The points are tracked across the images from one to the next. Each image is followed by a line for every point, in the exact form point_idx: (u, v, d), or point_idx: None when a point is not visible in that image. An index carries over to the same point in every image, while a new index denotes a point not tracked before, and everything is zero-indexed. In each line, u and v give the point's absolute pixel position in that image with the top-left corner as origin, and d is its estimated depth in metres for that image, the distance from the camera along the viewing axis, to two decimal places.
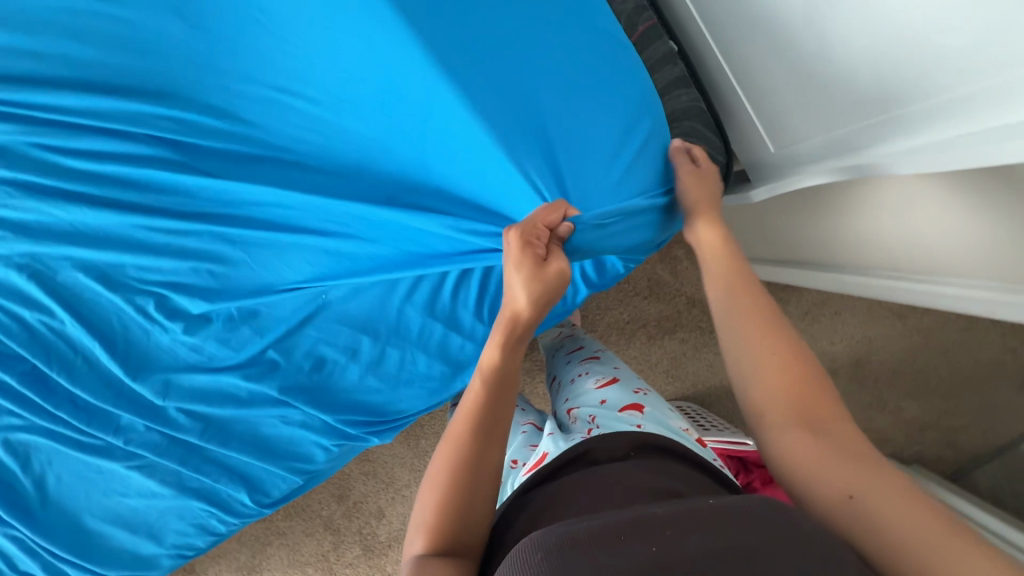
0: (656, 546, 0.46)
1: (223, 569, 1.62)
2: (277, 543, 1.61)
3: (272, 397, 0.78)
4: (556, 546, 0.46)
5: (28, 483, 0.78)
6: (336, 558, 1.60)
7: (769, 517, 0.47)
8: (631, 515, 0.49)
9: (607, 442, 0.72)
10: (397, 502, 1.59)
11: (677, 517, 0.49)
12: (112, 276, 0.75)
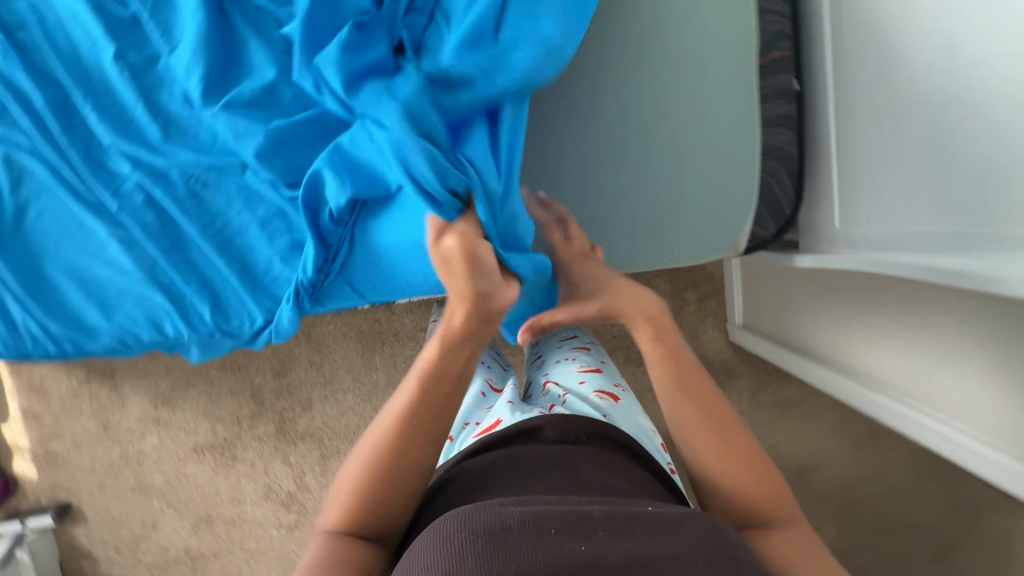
0: (586, 548, 0.55)
1: (139, 389, 1.61)
2: (200, 388, 1.60)
3: (278, 225, 0.76)
4: (485, 529, 0.56)
5: (9, 205, 0.76)
6: (248, 427, 1.61)
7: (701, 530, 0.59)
8: (569, 511, 0.58)
9: (562, 424, 0.76)
10: (327, 402, 1.58)
11: (613, 520, 0.58)
12: (170, 41, 0.73)
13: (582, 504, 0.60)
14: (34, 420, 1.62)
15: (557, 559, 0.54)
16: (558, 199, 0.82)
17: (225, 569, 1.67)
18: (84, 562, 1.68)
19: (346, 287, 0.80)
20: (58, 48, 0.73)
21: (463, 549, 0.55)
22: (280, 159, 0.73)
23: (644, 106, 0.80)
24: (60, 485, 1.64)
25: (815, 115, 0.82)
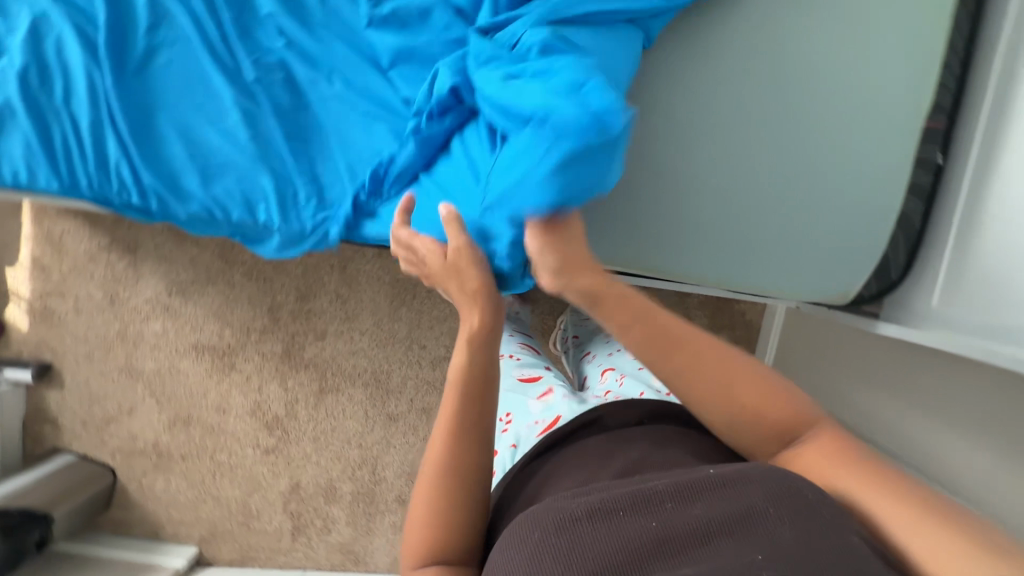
0: (659, 523, 0.59)
1: (157, 272, 1.56)
2: (218, 289, 1.56)
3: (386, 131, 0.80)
4: (553, 526, 0.60)
5: (142, 45, 0.78)
6: (256, 340, 1.57)
7: (776, 479, 0.60)
8: (632, 491, 0.61)
9: (618, 412, 0.89)
10: (341, 338, 1.56)
11: (680, 491, 0.61)
12: None
13: (646, 482, 0.63)
14: (40, 273, 1.56)
15: (632, 537, 0.58)
16: (705, 212, 0.80)
17: (188, 473, 1.63)
18: (48, 426, 1.63)
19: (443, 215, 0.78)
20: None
21: (539, 546, 0.59)
22: (412, 76, 0.79)
23: (814, 148, 0.79)
24: (46, 344, 1.58)
25: (945, 199, 0.87)
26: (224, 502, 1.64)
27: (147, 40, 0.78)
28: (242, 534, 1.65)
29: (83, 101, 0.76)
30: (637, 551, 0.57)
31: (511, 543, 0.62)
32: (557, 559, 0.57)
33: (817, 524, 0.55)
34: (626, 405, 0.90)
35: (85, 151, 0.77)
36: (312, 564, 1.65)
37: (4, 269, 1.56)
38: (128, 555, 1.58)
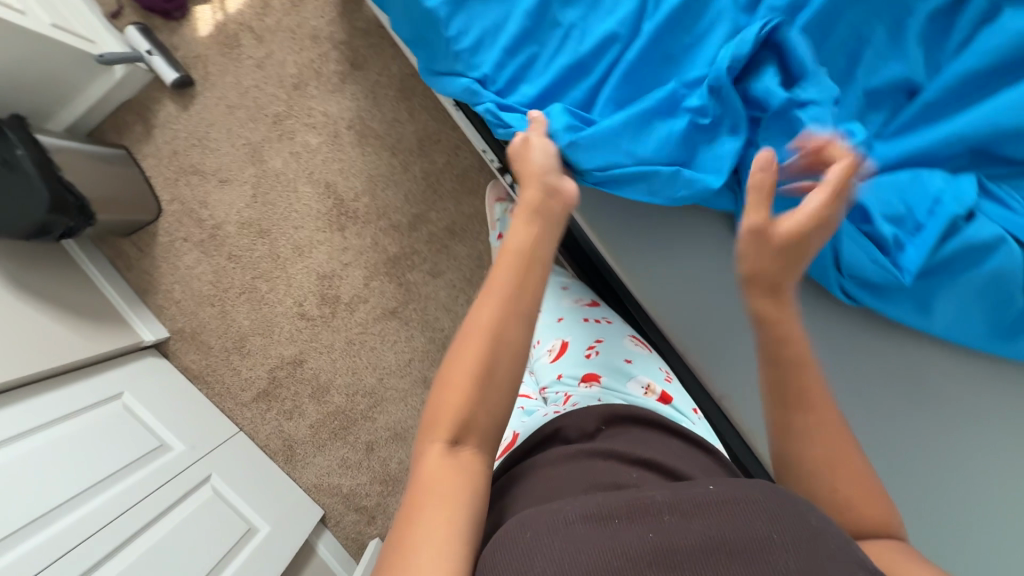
0: (657, 535, 0.48)
1: (356, 101, 1.43)
2: (393, 161, 1.45)
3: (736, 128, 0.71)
4: (542, 529, 0.49)
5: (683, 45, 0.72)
6: (380, 228, 1.48)
7: (790, 518, 0.49)
8: (631, 499, 0.52)
9: (579, 420, 0.78)
10: (448, 292, 1.49)
11: (682, 504, 0.51)
12: (896, 134, 0.70)
13: (646, 492, 0.54)
14: (262, 7, 1.40)
15: (630, 546, 0.47)
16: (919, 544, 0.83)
17: (221, 273, 1.51)
18: (138, 127, 1.46)
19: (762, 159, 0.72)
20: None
21: (527, 544, 0.48)
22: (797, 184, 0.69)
23: None
24: (209, 64, 1.43)
25: None
26: (227, 321, 1.53)
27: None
28: (218, 357, 1.54)
29: (574, 18, 0.74)
30: (626, 560, 0.46)
31: (507, 542, 0.49)
32: (544, 559, 0.46)
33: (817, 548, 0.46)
34: (580, 410, 0.80)
35: (537, 55, 0.75)
36: (250, 430, 1.57)
37: None
38: (111, 297, 1.44)
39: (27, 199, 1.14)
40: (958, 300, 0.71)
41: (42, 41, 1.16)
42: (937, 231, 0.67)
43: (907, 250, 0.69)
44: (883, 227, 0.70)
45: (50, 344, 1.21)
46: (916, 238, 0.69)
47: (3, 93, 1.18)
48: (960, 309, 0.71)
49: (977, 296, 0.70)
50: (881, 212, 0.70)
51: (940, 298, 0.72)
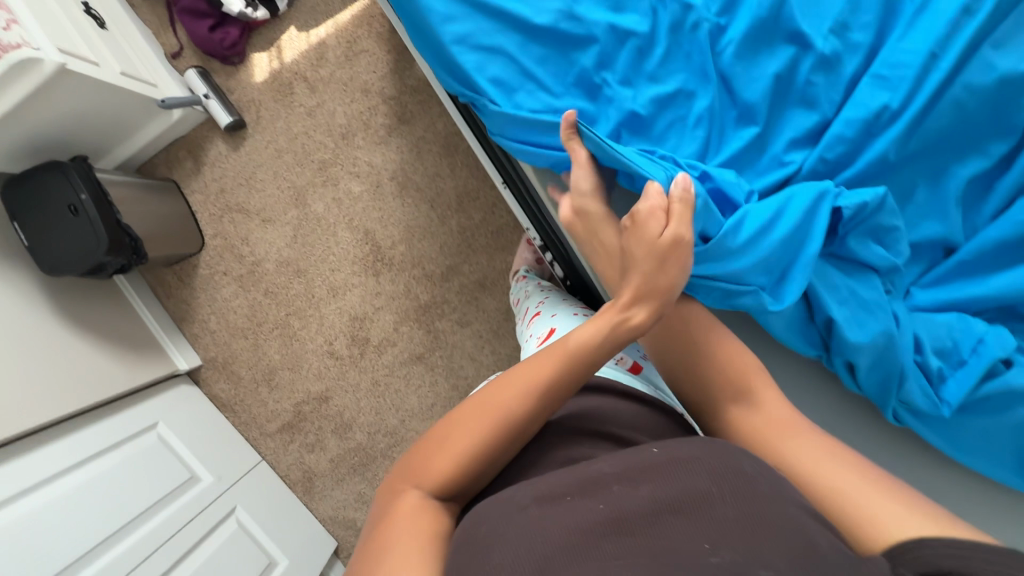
0: (606, 504, 0.54)
1: (401, 155, 1.48)
2: (431, 214, 1.50)
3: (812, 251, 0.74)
4: (499, 516, 0.55)
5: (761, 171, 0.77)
6: (413, 276, 1.52)
7: (726, 472, 0.54)
8: (582, 477, 0.58)
9: None
10: (475, 342, 1.54)
11: (628, 472, 0.57)
12: (937, 277, 0.75)
13: (595, 468, 0.59)
14: (317, 59, 1.46)
15: (582, 515, 0.53)
16: None
17: (256, 307, 1.56)
18: (188, 164, 1.51)
19: (835, 271, 0.75)
20: (840, 19, 0.73)
21: (491, 531, 0.53)
22: (857, 314, 0.73)
23: None
24: (262, 109, 1.48)
25: None
26: (259, 354, 1.58)
27: (696, 91, 0.78)
28: (247, 388, 1.59)
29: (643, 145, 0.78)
30: (582, 533, 0.51)
31: (478, 527, 0.54)
32: (506, 549, 0.51)
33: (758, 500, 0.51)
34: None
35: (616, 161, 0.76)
36: (272, 459, 1.62)
37: (289, 26, 1.45)
38: (151, 324, 1.50)
39: (86, 240, 1.19)
40: (988, 435, 0.75)
41: (113, 89, 1.21)
42: (979, 371, 0.71)
43: (950, 384, 0.73)
44: (932, 361, 0.73)
45: (96, 377, 1.28)
46: (957, 374, 0.73)
47: (73, 140, 1.26)
48: (990, 443, 0.75)
49: (1005, 434, 0.74)
50: (930, 346, 0.73)
51: (972, 431, 0.75)
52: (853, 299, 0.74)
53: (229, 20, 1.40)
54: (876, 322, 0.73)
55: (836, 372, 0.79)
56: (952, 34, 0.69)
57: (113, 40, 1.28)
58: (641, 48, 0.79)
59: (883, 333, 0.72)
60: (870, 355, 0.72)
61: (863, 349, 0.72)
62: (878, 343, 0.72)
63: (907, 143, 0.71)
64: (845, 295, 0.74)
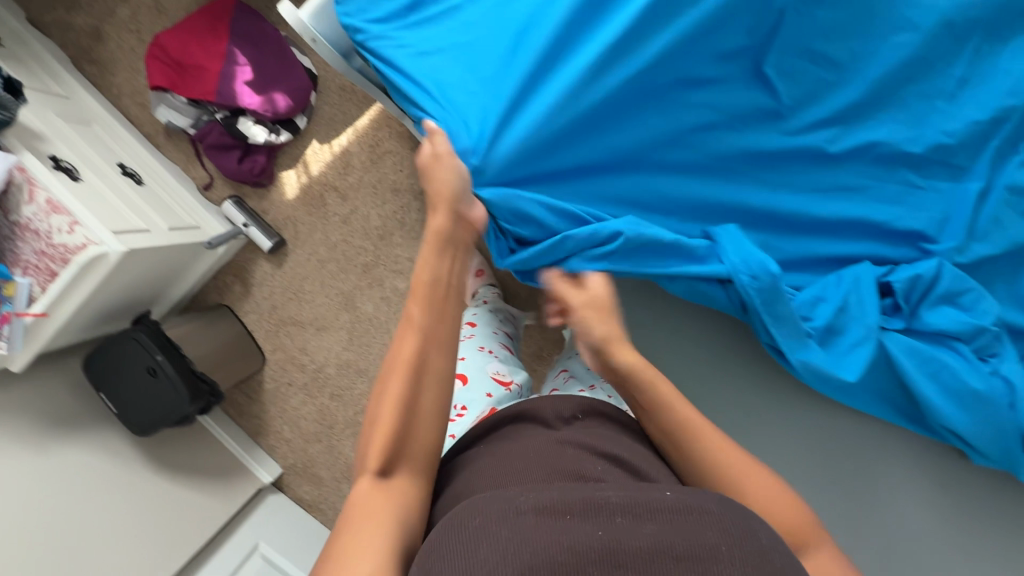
0: (606, 532, 0.47)
1: None
2: None
3: (889, 331, 0.72)
4: (492, 516, 0.49)
5: (836, 252, 0.73)
6: None
7: (740, 531, 0.48)
8: (588, 495, 0.51)
9: (556, 401, 0.72)
10: None
11: (634, 506, 0.50)
12: None
13: (600, 488, 0.52)
14: (342, 168, 1.47)
15: (576, 540, 0.46)
16: None
17: (325, 412, 1.60)
18: (237, 287, 1.55)
19: (924, 348, 0.71)
20: (890, 121, 0.70)
21: (478, 533, 0.48)
22: (965, 393, 0.70)
23: None
24: (297, 224, 1.51)
25: None
26: (335, 454, 1.61)
27: (742, 201, 0.72)
28: (330, 487, 1.61)
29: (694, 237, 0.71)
30: (574, 557, 0.45)
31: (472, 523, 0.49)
32: (491, 550, 0.46)
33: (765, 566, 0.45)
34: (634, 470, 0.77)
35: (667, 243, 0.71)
36: None
37: (311, 139, 1.46)
38: (232, 449, 1.55)
39: (169, 397, 1.24)
40: None
41: (169, 248, 1.26)
42: None
43: None
44: None
45: (195, 516, 1.36)
46: None
47: (131, 299, 1.29)
48: None
49: None
50: None
51: None
52: (961, 375, 0.70)
53: (254, 147, 1.42)
54: (989, 393, 0.69)
55: (951, 443, 0.74)
56: (972, 142, 0.70)
57: (153, 195, 1.32)
58: (679, 143, 0.71)
59: (994, 401, 0.69)
60: (979, 425, 0.70)
61: (977, 422, 0.70)
62: (983, 413, 0.70)
63: (980, 243, 0.71)
64: (946, 371, 0.70)
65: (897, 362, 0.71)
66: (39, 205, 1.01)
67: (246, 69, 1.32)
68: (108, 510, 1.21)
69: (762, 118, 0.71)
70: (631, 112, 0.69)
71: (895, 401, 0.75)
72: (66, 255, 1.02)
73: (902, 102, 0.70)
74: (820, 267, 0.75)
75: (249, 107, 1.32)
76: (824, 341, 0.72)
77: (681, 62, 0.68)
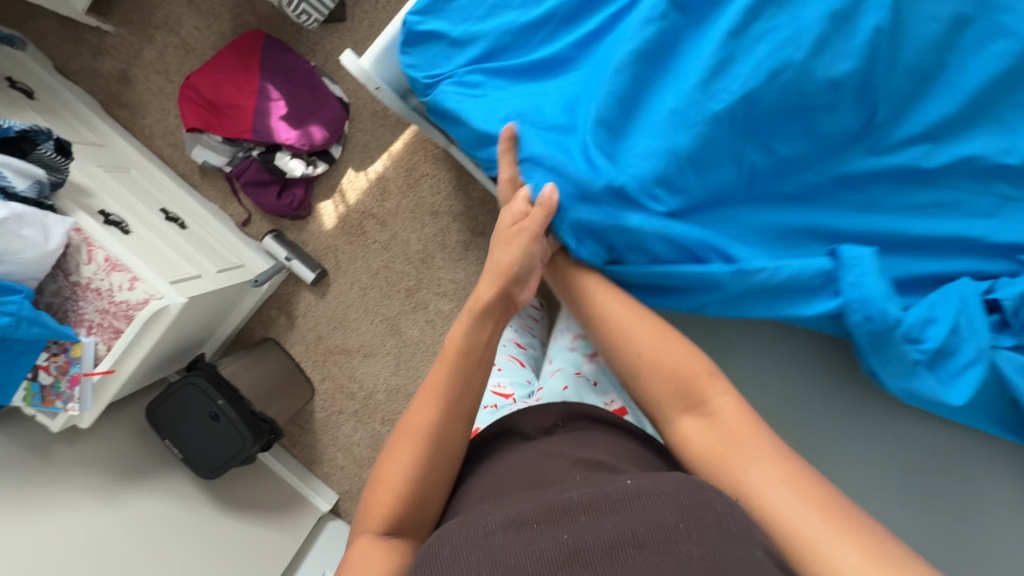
0: (570, 535, 0.49)
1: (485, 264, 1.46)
2: None
3: (998, 348, 0.70)
4: (463, 541, 0.51)
5: (936, 271, 0.72)
6: None
7: (697, 506, 0.49)
8: (554, 499, 0.52)
9: (536, 415, 0.76)
10: None
11: (595, 501, 0.51)
12: None
13: (563, 492, 0.54)
14: (380, 194, 1.46)
15: (543, 549, 0.48)
16: None
17: (377, 437, 1.58)
18: (282, 320, 1.55)
19: None
20: (986, 133, 0.69)
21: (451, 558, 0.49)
22: None
23: None
24: (337, 253, 1.50)
25: None
26: None
27: (835, 223, 0.72)
28: None
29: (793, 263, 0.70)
30: (543, 564, 0.47)
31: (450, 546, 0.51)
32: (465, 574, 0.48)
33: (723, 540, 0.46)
34: None
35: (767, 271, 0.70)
36: None
37: (346, 168, 1.45)
38: (287, 478, 1.57)
39: (233, 440, 1.24)
40: None
41: (220, 291, 1.26)
42: None
43: None
44: None
45: (264, 547, 1.37)
46: None
47: (185, 342, 1.29)
48: None
49: None
50: None
51: None
52: None
53: (291, 181, 1.41)
54: None
55: None
56: None
57: (197, 237, 1.31)
58: (768, 169, 0.71)
59: None
60: None
61: None
62: None
63: None
64: None
65: (1009, 381, 0.69)
66: (98, 264, 1.01)
67: (279, 103, 1.31)
68: (190, 540, 1.23)
69: (856, 140, 0.70)
70: (724, 146, 0.69)
71: (998, 416, 0.74)
72: (129, 312, 1.02)
73: (996, 112, 0.69)
74: (921, 287, 0.73)
75: (285, 142, 1.31)
76: (934, 364, 0.70)
77: (776, 96, 0.67)
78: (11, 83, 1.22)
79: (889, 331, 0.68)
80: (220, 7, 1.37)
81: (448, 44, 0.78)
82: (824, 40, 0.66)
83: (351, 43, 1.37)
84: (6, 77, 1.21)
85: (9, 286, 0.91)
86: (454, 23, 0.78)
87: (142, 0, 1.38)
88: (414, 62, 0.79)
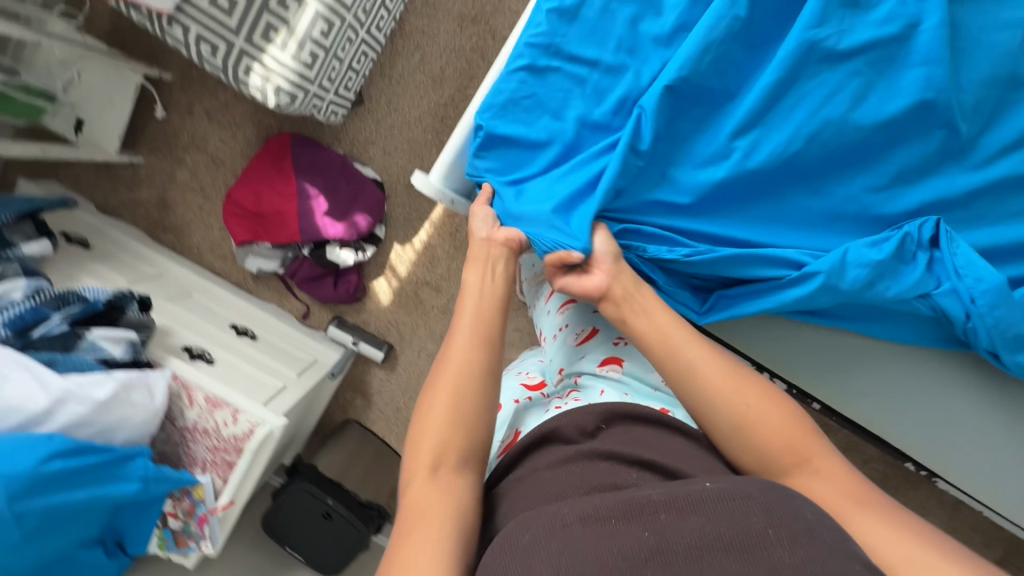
0: (652, 533, 0.47)
1: None
2: None
3: None
4: (543, 533, 0.49)
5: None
6: None
7: (783, 504, 0.47)
8: (627, 497, 0.51)
9: (575, 418, 0.71)
10: None
11: (675, 501, 0.50)
12: None
13: (639, 490, 0.52)
14: (429, 263, 1.46)
15: (624, 546, 0.47)
16: None
17: None
18: (359, 400, 1.58)
19: None
20: None
21: (528, 552, 0.48)
22: None
23: None
24: (398, 327, 1.51)
25: None
26: None
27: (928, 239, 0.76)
28: None
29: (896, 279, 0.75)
30: (626, 561, 0.46)
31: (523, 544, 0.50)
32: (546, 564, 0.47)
33: (819, 543, 0.45)
34: None
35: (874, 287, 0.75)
36: None
37: (392, 244, 1.46)
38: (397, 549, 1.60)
39: (350, 534, 1.27)
40: None
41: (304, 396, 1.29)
42: None
43: None
44: None
45: None
46: None
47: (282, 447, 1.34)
48: None
49: None
50: None
51: None
52: None
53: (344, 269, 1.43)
54: None
55: None
56: None
57: (270, 345, 1.34)
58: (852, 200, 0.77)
59: None
60: None
61: None
62: None
63: None
64: None
65: None
66: (200, 405, 1.04)
67: (321, 200, 1.33)
68: None
69: (931, 162, 0.75)
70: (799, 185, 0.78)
71: None
72: (235, 445, 1.05)
73: None
74: None
75: (333, 236, 1.33)
76: None
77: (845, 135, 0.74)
78: (68, 239, 1.25)
79: (1003, 329, 0.73)
80: (240, 117, 1.38)
81: (522, 147, 0.82)
82: (874, 83, 0.73)
83: (374, 124, 1.38)
84: (62, 232, 1.25)
85: (129, 452, 0.92)
86: (526, 126, 0.81)
87: (165, 129, 1.41)
88: (491, 165, 0.83)
